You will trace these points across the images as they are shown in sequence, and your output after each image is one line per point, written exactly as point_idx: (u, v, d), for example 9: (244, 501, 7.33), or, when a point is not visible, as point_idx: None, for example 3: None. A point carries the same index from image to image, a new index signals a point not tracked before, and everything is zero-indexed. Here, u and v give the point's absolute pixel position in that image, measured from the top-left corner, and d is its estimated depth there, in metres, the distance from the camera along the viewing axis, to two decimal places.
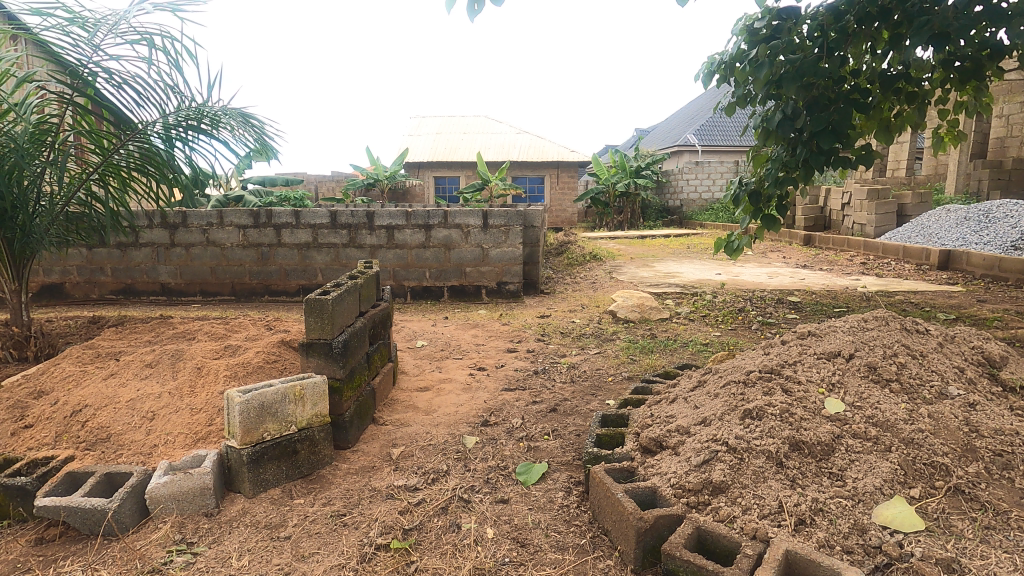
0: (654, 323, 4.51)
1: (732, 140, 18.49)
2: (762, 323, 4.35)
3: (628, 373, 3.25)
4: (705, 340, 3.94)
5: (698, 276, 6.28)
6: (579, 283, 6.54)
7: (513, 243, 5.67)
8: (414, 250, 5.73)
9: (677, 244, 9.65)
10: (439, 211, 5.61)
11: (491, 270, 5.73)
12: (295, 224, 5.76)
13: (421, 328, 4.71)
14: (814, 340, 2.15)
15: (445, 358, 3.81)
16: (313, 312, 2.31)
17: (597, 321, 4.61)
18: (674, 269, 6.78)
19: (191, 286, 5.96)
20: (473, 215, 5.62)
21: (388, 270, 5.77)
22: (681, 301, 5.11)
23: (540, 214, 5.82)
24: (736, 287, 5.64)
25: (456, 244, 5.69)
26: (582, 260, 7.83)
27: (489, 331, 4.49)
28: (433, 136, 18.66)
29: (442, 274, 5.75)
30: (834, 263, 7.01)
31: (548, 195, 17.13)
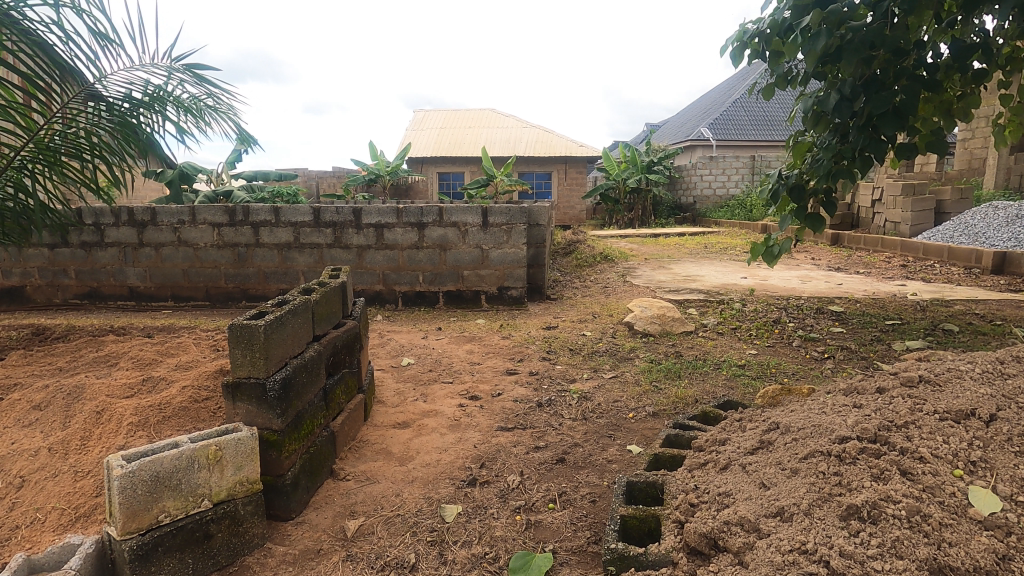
0: (678, 338, 3.90)
1: (747, 134, 17.76)
2: (804, 340, 3.74)
3: (652, 406, 2.65)
4: (740, 361, 3.33)
5: (721, 280, 5.66)
6: (590, 287, 5.93)
7: (516, 244, 5.07)
8: (406, 251, 5.14)
9: (694, 244, 9.02)
10: (434, 208, 5.03)
11: (491, 273, 5.13)
12: (274, 222, 5.21)
13: (410, 342, 4.13)
14: (933, 390, 1.56)
15: (432, 383, 3.22)
16: (240, 343, 1.73)
17: (611, 335, 4.00)
18: (695, 273, 6.15)
19: (161, 290, 5.42)
20: (471, 211, 5.03)
21: (377, 274, 5.20)
22: (707, 311, 4.49)
23: (546, 211, 5.24)
24: (767, 293, 5.01)
25: (452, 245, 5.10)
26: (592, 261, 7.21)
27: (486, 346, 3.90)
28: (438, 131, 18.06)
29: (437, 278, 5.17)
30: (871, 266, 6.34)
31: (556, 192, 16.51)
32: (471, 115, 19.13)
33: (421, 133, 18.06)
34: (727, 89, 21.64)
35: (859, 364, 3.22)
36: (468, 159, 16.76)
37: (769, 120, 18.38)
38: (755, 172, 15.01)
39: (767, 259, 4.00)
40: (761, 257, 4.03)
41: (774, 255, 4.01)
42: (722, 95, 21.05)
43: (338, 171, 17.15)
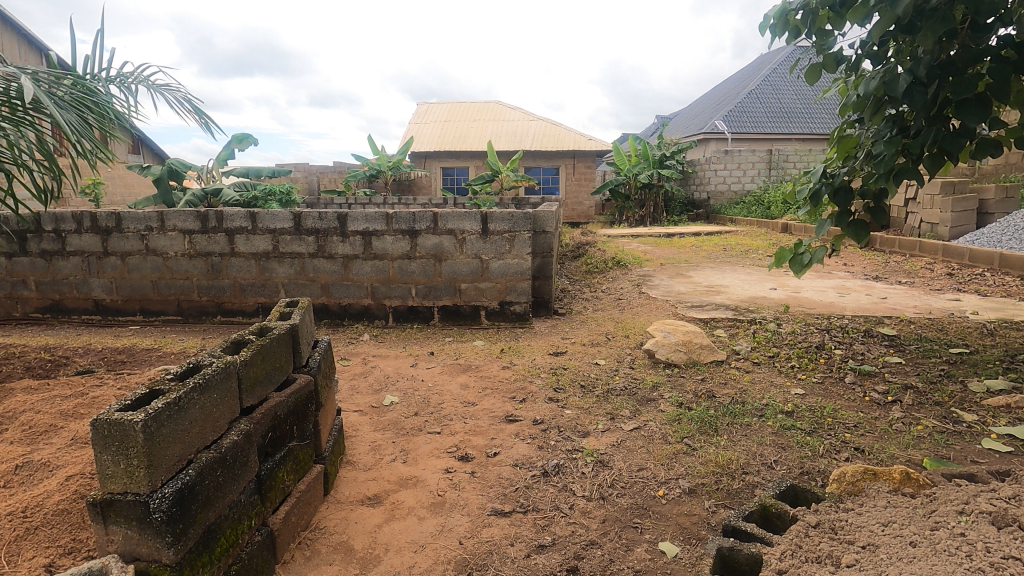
0: (707, 370, 3.34)
1: (763, 128, 17.04)
2: (858, 376, 3.16)
3: (686, 479, 2.10)
4: (788, 406, 2.76)
5: (747, 293, 5.06)
6: (602, 298, 5.37)
7: (520, 253, 4.51)
8: (397, 262, 4.61)
9: (711, 246, 8.42)
10: (428, 213, 4.50)
11: (491, 287, 4.59)
12: (251, 229, 4.69)
13: (397, 370, 3.60)
14: None
15: (416, 431, 2.69)
16: (109, 445, 1.20)
17: (629, 366, 3.44)
18: (718, 283, 5.56)
19: (129, 303, 4.92)
20: (469, 217, 4.48)
21: (366, 286, 4.68)
22: (737, 334, 3.92)
23: (553, 216, 4.68)
24: (803, 310, 4.42)
25: (448, 255, 4.55)
26: (603, 266, 6.64)
27: (484, 378, 3.36)
28: (442, 124, 17.47)
29: (432, 291, 4.64)
30: (913, 275, 5.74)
31: (564, 187, 15.91)
32: (475, 107, 18.52)
33: (424, 126, 17.47)
34: (741, 80, 20.89)
35: (934, 412, 2.65)
36: (472, 153, 16.18)
37: (786, 112, 17.63)
38: (773, 167, 14.30)
39: (795, 268, 3.23)
40: (788, 264, 3.26)
41: (804, 263, 3.24)
42: (737, 86, 20.30)
43: (339, 167, 16.65)
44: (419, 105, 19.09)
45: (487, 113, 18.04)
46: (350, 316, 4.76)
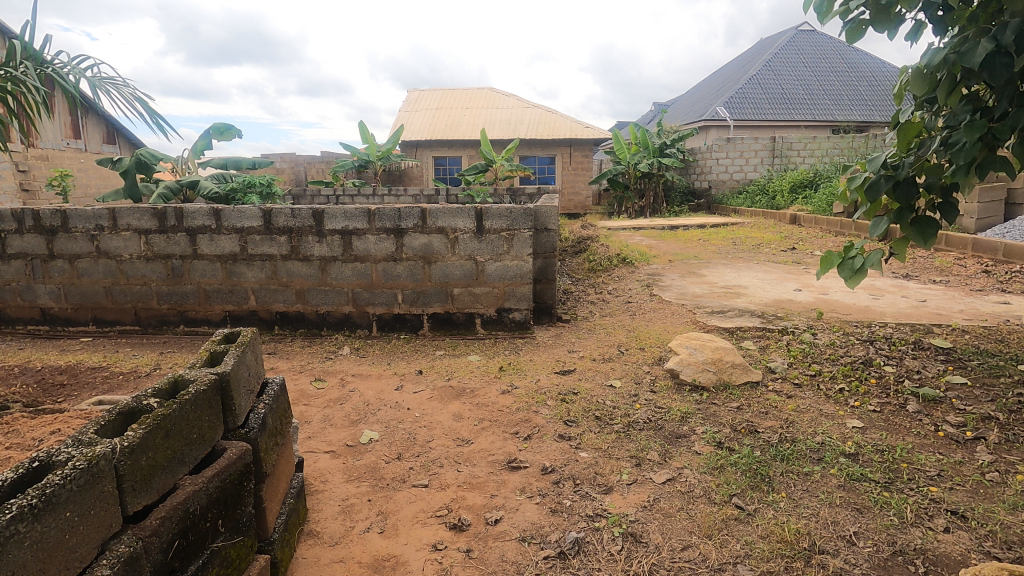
0: (742, 395, 2.85)
1: (765, 114, 16.52)
2: (922, 403, 2.68)
3: (748, 565, 1.61)
4: (850, 447, 2.28)
5: (770, 296, 4.58)
6: (609, 302, 4.87)
7: (520, 254, 4.01)
8: (380, 264, 4.09)
9: (720, 239, 7.93)
10: (415, 209, 3.99)
11: (488, 292, 4.08)
12: (216, 228, 4.15)
13: (380, 394, 3.10)
14: None
15: (399, 483, 2.19)
16: None
17: (649, 390, 2.95)
18: (735, 284, 5.06)
19: (80, 312, 4.38)
20: (461, 214, 3.97)
21: (346, 291, 4.17)
22: (769, 349, 3.43)
23: (556, 213, 4.17)
24: (839, 317, 3.93)
25: (439, 256, 4.05)
26: (608, 264, 6.13)
27: (480, 405, 2.86)
28: (433, 112, 16.85)
29: (420, 297, 4.12)
30: (947, 273, 5.27)
31: (560, 177, 15.36)
32: (468, 95, 17.89)
33: (415, 114, 16.84)
34: (741, 65, 20.33)
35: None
36: (465, 142, 15.58)
37: (788, 98, 17.10)
38: (776, 155, 13.79)
39: (844, 275, 2.72)
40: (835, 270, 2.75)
41: (855, 269, 2.74)
42: (737, 72, 19.76)
43: (326, 156, 16.03)
44: (410, 92, 18.43)
45: (480, 100, 17.43)
46: (329, 325, 4.24)
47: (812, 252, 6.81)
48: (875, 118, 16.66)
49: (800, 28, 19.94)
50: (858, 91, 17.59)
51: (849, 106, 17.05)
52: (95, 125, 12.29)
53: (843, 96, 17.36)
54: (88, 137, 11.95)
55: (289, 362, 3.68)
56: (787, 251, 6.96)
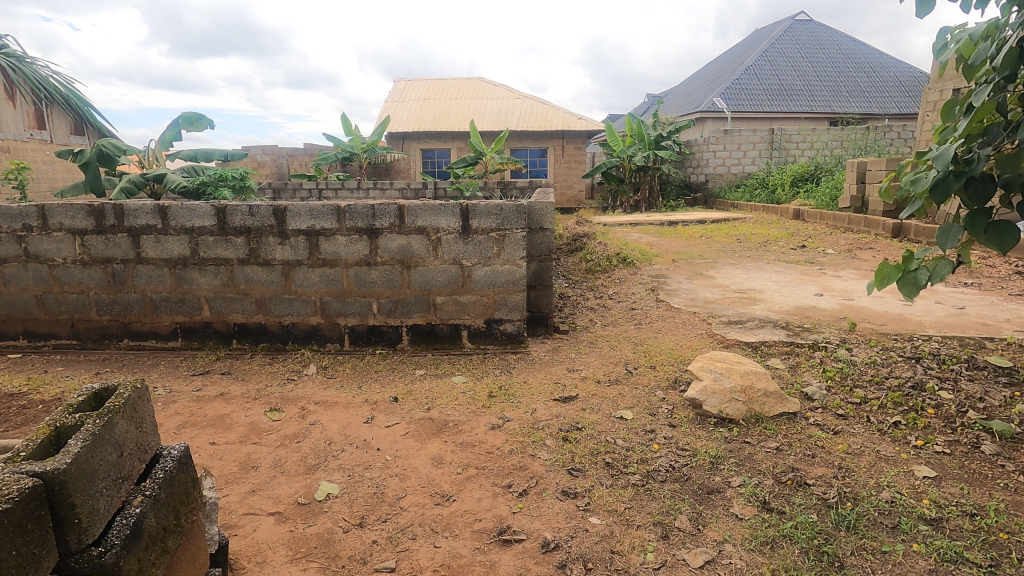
0: (780, 433, 2.37)
1: (762, 106, 16.08)
2: (999, 442, 2.22)
3: None
4: (929, 510, 1.82)
5: (790, 303, 4.11)
6: (611, 308, 4.39)
7: (512, 258, 3.51)
8: (352, 269, 3.58)
9: (724, 236, 7.47)
10: (390, 206, 3.48)
11: (475, 301, 3.58)
12: (162, 229, 3.61)
13: (345, 430, 2.60)
14: None
15: (360, 566, 1.69)
16: None
17: (667, 425, 2.47)
18: (749, 288, 4.60)
19: (9, 325, 3.82)
20: (444, 211, 3.46)
21: (314, 300, 3.65)
22: (801, 370, 2.96)
23: (553, 209, 3.66)
24: (873, 328, 3.48)
25: (419, 260, 3.54)
26: (607, 264, 5.64)
27: (464, 446, 2.37)
28: (421, 103, 16.22)
29: (398, 307, 3.62)
30: (977, 274, 4.85)
31: (552, 170, 14.85)
32: (457, 85, 17.28)
33: (402, 105, 16.21)
34: (736, 56, 19.89)
35: None
36: (454, 134, 14.99)
37: (784, 89, 16.70)
38: (775, 147, 13.38)
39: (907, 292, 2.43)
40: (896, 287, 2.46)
41: (918, 283, 2.44)
42: (733, 62, 19.30)
43: (309, 149, 15.37)
44: (397, 82, 17.79)
45: (469, 91, 16.84)
46: (295, 339, 3.72)
47: (825, 250, 6.37)
48: (873, 109, 16.30)
49: (797, 17, 19.51)
50: (856, 81, 17.21)
51: (847, 97, 16.67)
52: (62, 115, 11.58)
53: (840, 87, 16.98)
54: (53, 127, 11.23)
55: (244, 386, 3.17)
56: (797, 250, 6.52)
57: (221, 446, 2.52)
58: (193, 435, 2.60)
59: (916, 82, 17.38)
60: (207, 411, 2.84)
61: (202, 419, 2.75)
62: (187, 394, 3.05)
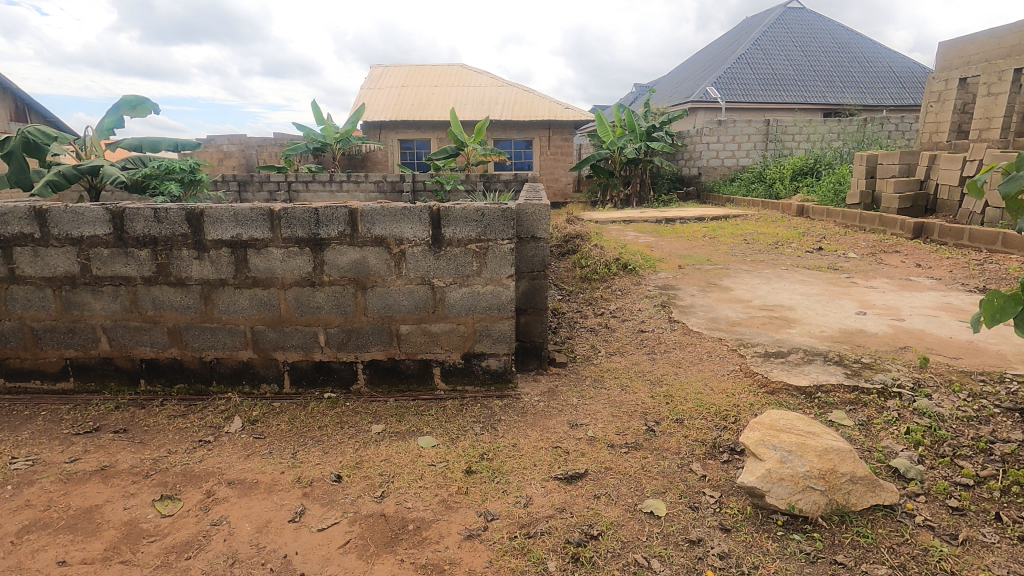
0: (882, 545, 1.65)
1: (756, 96, 15.48)
2: None
3: None
4: None
5: (831, 325, 3.41)
6: (616, 330, 3.66)
7: (496, 276, 2.75)
8: (291, 290, 2.79)
9: (730, 237, 6.81)
10: (339, 210, 2.70)
11: (450, 330, 2.82)
12: (41, 239, 2.78)
13: (260, 536, 1.82)
14: None
15: None
16: None
17: (718, 530, 1.74)
18: (776, 304, 3.91)
19: None
20: (409, 217, 2.69)
21: (243, 330, 2.86)
22: (877, 431, 2.25)
23: (547, 214, 2.90)
24: (948, 363, 2.79)
25: (378, 279, 2.77)
26: (605, 272, 4.92)
27: (428, 572, 1.61)
28: (399, 90, 15.31)
29: (352, 338, 2.84)
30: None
31: (538, 162, 14.08)
32: (436, 71, 16.38)
33: (379, 92, 15.28)
34: (726, 45, 19.29)
35: None
36: (434, 123, 14.13)
37: (777, 78, 16.10)
38: (770, 139, 12.81)
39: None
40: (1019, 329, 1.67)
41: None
42: (723, 51, 18.69)
43: (280, 138, 14.40)
44: (373, 68, 16.82)
45: (450, 78, 15.96)
46: (220, 379, 2.93)
47: (845, 254, 5.71)
48: (867, 100, 15.78)
49: (789, 5, 18.94)
50: (849, 72, 16.68)
51: (841, 88, 16.15)
52: None
53: (834, 77, 16.42)
54: None
55: (140, 453, 2.37)
56: (813, 253, 5.86)
57: (75, 567, 1.72)
58: (38, 546, 1.80)
59: (909, 72, 16.90)
60: (72, 501, 2.03)
61: (61, 515, 1.95)
62: (56, 468, 2.24)
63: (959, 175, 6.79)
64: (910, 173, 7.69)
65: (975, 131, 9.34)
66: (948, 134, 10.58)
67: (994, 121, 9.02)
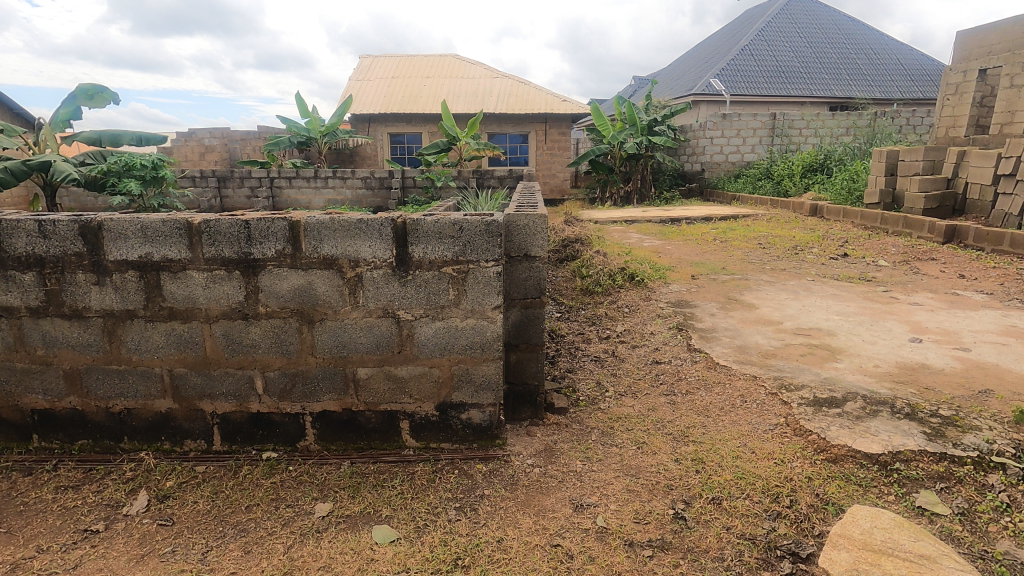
0: None
1: (760, 88, 14.87)
2: None
3: None
4: None
5: (885, 358, 2.83)
6: (627, 362, 3.07)
7: (479, 307, 2.16)
8: (218, 325, 2.20)
9: (744, 241, 6.23)
10: (277, 223, 2.10)
11: (422, 374, 2.23)
12: None
13: None
14: None
15: None
16: None
17: None
18: (813, 327, 3.33)
19: None
20: (365, 232, 2.10)
21: (160, 374, 2.26)
22: (987, 528, 1.67)
23: (544, 227, 2.30)
24: None
25: (328, 310, 2.17)
26: (610, 284, 4.34)
27: None
28: (389, 81, 14.64)
29: (297, 385, 2.25)
30: None
31: (534, 157, 13.46)
32: (429, 62, 15.71)
33: (368, 83, 14.60)
34: (728, 36, 18.69)
35: None
36: (426, 116, 13.48)
37: (782, 70, 15.51)
38: (776, 134, 12.22)
39: None
40: None
41: None
42: (726, 43, 18.07)
43: (263, 132, 13.74)
44: (363, 58, 16.12)
45: (443, 69, 15.30)
46: (133, 435, 2.33)
47: (875, 261, 5.13)
48: (875, 93, 15.21)
49: None
50: (856, 64, 16.08)
51: (849, 80, 15.55)
52: None
53: (840, 69, 15.84)
54: None
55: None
56: (839, 260, 5.29)
57: None
58: None
59: (918, 65, 16.33)
60: None
61: None
62: None
63: (993, 173, 6.22)
64: (935, 170, 7.13)
65: (996, 125, 8.71)
66: (966, 129, 9.96)
67: (1018, 114, 8.39)
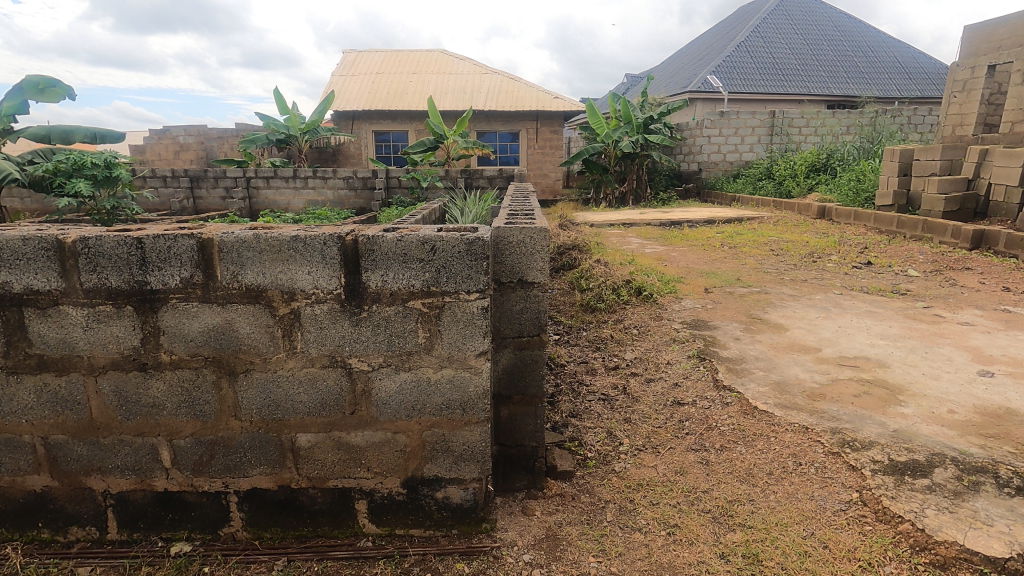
0: None
1: (757, 86, 14.44)
2: None
3: None
4: None
5: (958, 400, 2.32)
6: (643, 402, 2.53)
7: (458, 354, 1.61)
8: (107, 379, 1.63)
9: (755, 247, 5.73)
10: (181, 242, 1.53)
11: (383, 441, 1.67)
12: None
13: None
14: None
15: None
16: None
17: None
18: (859, 356, 2.81)
19: None
20: (303, 254, 1.53)
21: (32, 442, 1.69)
22: None
23: (544, 243, 1.76)
24: None
25: (255, 358, 1.61)
26: (615, 300, 3.80)
27: None
28: (374, 77, 14.02)
29: (217, 456, 1.69)
30: None
31: (525, 156, 12.91)
32: (415, 57, 15.10)
33: (352, 78, 13.97)
34: (723, 33, 18.26)
35: None
36: (411, 113, 12.88)
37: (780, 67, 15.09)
38: (776, 132, 11.76)
39: None
40: None
41: None
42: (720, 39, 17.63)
43: (242, 129, 13.06)
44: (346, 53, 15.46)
45: (430, 64, 14.70)
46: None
47: (903, 271, 4.64)
48: (874, 92, 14.83)
49: None
50: (854, 62, 15.70)
51: (847, 78, 15.17)
52: None
53: (838, 67, 15.46)
54: None
55: None
56: (863, 269, 4.79)
57: None
58: None
59: (915, 63, 15.99)
60: None
61: None
62: None
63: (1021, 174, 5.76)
64: (953, 170, 6.68)
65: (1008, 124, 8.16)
66: (975, 127, 9.55)
67: None
